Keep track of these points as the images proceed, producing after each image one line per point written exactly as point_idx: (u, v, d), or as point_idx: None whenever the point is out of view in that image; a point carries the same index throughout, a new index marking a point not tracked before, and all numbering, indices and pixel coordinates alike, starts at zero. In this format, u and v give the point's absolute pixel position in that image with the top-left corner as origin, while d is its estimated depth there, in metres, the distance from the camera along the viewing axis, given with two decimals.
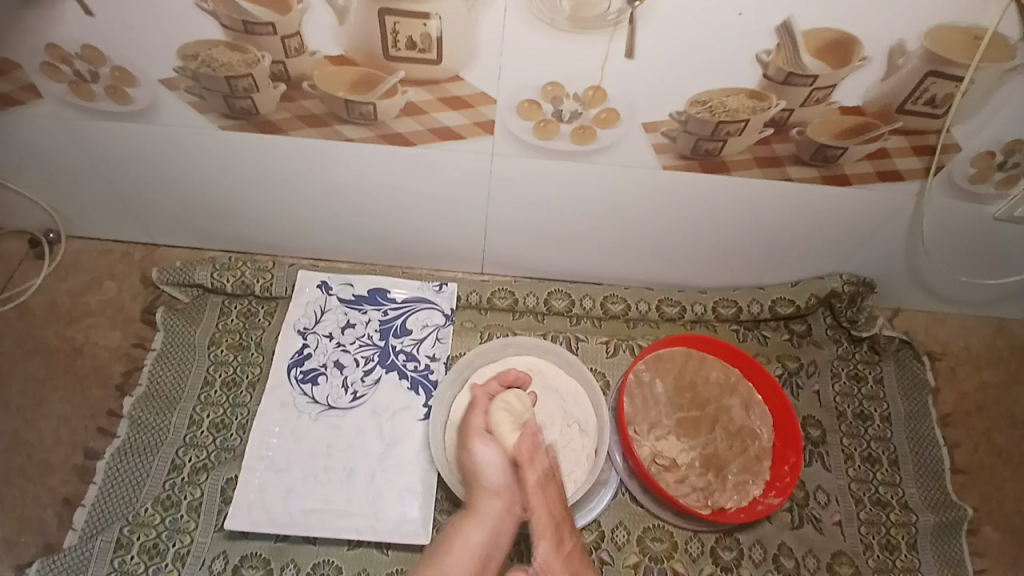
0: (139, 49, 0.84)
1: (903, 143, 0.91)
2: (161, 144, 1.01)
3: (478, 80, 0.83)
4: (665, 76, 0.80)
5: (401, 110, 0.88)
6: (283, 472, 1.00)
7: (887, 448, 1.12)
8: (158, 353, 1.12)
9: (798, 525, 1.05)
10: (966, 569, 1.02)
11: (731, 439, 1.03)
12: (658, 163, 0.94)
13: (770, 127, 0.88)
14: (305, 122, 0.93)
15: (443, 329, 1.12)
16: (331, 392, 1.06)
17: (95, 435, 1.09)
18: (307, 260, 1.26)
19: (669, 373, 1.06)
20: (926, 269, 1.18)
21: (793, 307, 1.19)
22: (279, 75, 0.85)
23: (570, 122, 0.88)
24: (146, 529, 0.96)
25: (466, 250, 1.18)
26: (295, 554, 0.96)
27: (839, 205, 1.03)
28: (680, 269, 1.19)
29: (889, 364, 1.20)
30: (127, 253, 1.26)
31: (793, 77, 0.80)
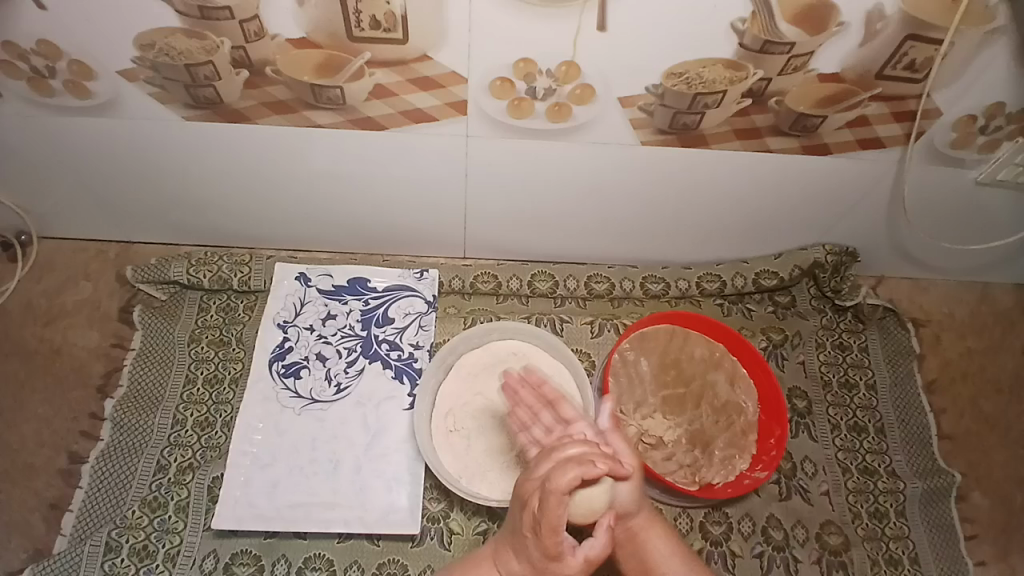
0: (95, 39, 0.81)
1: (882, 110, 0.90)
2: (126, 138, 0.98)
3: (448, 60, 0.80)
4: (640, 49, 0.78)
5: (371, 93, 0.85)
6: (268, 468, 0.98)
7: (873, 416, 1.13)
8: (137, 352, 1.10)
9: (786, 497, 1.05)
10: (955, 533, 1.04)
11: (717, 415, 1.02)
12: (638, 139, 0.92)
13: (748, 98, 0.86)
14: (272, 109, 0.90)
15: (426, 316, 1.10)
16: (314, 385, 1.05)
17: (77, 438, 1.07)
18: (285, 252, 1.24)
19: (654, 350, 1.05)
20: (909, 236, 1.18)
21: (776, 279, 1.19)
22: (241, 61, 0.82)
23: (545, 100, 0.86)
24: (135, 531, 0.95)
25: (447, 234, 1.16)
26: (286, 549, 0.95)
27: (821, 175, 1.02)
28: (664, 245, 1.18)
29: (874, 332, 1.20)
30: (101, 251, 1.23)
31: (769, 46, 0.78)
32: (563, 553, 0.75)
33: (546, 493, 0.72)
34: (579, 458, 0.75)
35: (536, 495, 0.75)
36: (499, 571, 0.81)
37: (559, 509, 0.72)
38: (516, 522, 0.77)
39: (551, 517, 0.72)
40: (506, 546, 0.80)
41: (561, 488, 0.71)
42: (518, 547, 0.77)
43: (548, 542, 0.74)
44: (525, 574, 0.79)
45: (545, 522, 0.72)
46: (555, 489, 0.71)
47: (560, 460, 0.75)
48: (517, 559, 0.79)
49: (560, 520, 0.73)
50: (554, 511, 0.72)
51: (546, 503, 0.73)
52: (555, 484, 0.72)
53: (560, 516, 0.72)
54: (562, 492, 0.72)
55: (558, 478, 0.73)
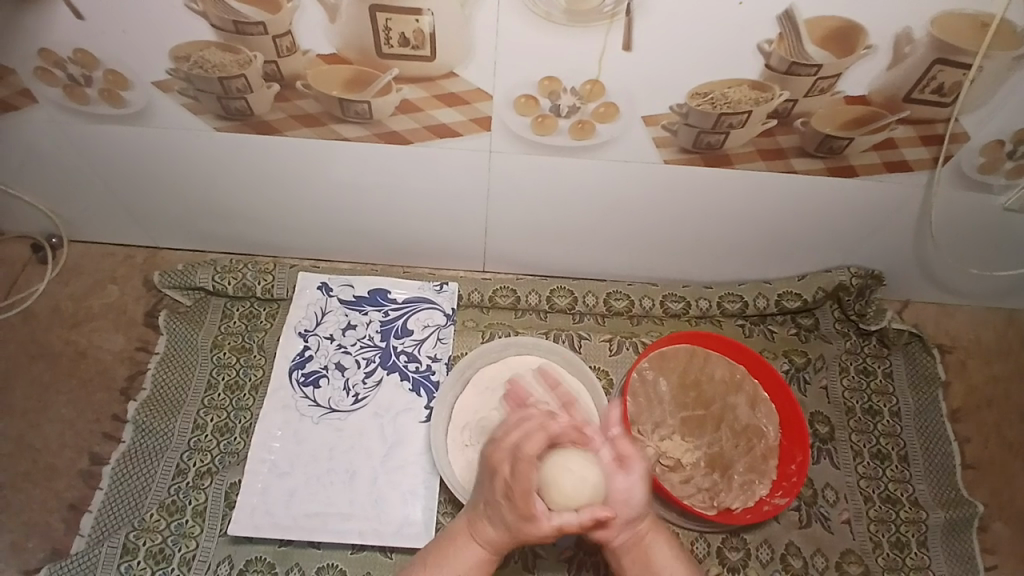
0: (133, 52, 0.83)
1: (910, 133, 0.89)
2: (159, 147, 1.01)
3: (474, 77, 0.81)
4: (664, 67, 0.78)
5: (397, 108, 0.87)
6: (285, 475, 0.99)
7: (897, 444, 1.11)
8: (161, 356, 1.12)
9: (807, 524, 1.03)
10: (976, 567, 1.01)
11: (736, 438, 1.00)
12: (661, 157, 0.92)
13: (773, 119, 0.86)
14: (301, 122, 0.92)
15: (444, 329, 1.10)
16: (332, 395, 1.05)
17: (100, 439, 1.09)
18: (308, 261, 1.25)
19: (674, 370, 1.03)
20: (935, 261, 1.16)
21: (800, 301, 1.17)
22: (272, 75, 0.84)
23: (569, 118, 0.86)
24: (151, 534, 0.96)
25: (467, 248, 1.17)
26: (299, 558, 0.95)
27: (846, 196, 1.01)
28: (685, 263, 1.17)
29: (899, 357, 1.18)
30: (128, 256, 1.26)
31: (796, 67, 0.78)
32: (537, 516, 0.78)
33: (517, 459, 0.79)
34: (546, 425, 0.82)
35: (508, 460, 0.79)
36: (476, 543, 0.81)
37: (529, 475, 0.79)
38: (488, 492, 0.80)
39: (518, 480, 0.78)
40: (477, 516, 0.82)
41: (531, 453, 0.79)
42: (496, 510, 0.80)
43: (518, 503, 0.78)
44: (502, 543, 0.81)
45: (516, 484, 0.78)
46: (528, 448, 0.80)
47: (527, 428, 0.82)
48: (492, 526, 0.81)
49: (531, 484, 0.79)
50: (524, 475, 0.78)
51: (516, 464, 0.79)
52: (527, 444, 0.80)
53: (531, 480, 0.78)
54: (529, 457, 0.79)
55: (528, 443, 0.80)
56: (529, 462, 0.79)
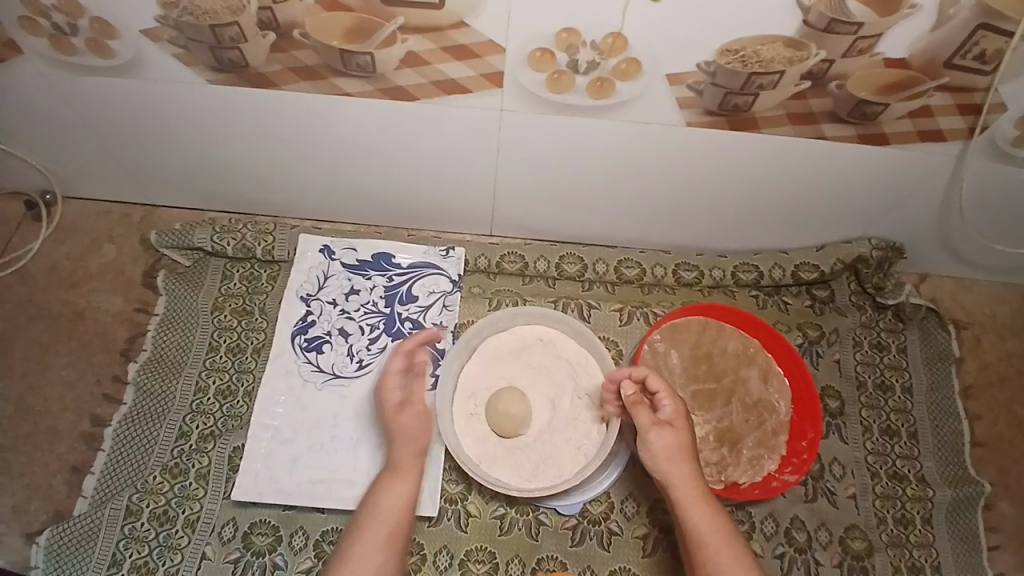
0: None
1: (947, 100, 0.83)
2: (150, 100, 0.95)
3: (486, 27, 0.75)
4: (693, 18, 0.72)
5: (402, 61, 0.81)
6: (288, 442, 0.97)
7: (906, 420, 1.09)
8: (162, 317, 1.09)
9: (812, 498, 1.02)
10: (978, 545, 1.00)
11: (747, 412, 0.97)
12: (683, 119, 0.86)
13: (807, 80, 0.80)
14: (299, 75, 0.86)
15: (450, 296, 1.07)
16: (336, 361, 1.02)
17: (101, 402, 1.07)
18: (309, 222, 1.21)
19: (686, 342, 1.00)
20: (958, 233, 1.11)
21: (817, 272, 1.13)
22: (268, 23, 0.78)
23: (587, 74, 0.80)
24: (155, 496, 0.96)
25: (475, 211, 1.13)
26: (303, 521, 0.95)
27: (873, 164, 0.95)
28: (700, 231, 1.13)
29: (913, 332, 1.14)
30: (125, 214, 1.22)
31: (836, 24, 0.72)
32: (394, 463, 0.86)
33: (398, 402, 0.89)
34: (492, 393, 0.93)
35: (395, 399, 0.90)
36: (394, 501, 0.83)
37: (407, 413, 0.89)
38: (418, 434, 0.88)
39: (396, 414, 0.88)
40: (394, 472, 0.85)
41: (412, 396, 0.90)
42: (393, 483, 0.85)
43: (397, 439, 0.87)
44: (403, 504, 0.83)
45: (396, 438, 0.87)
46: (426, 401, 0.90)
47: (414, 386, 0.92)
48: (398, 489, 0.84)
49: (411, 418, 0.88)
50: (406, 410, 0.89)
51: (400, 414, 0.89)
52: (415, 395, 0.91)
53: (399, 421, 0.88)
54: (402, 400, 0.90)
55: (413, 391, 0.91)
56: (417, 417, 0.89)
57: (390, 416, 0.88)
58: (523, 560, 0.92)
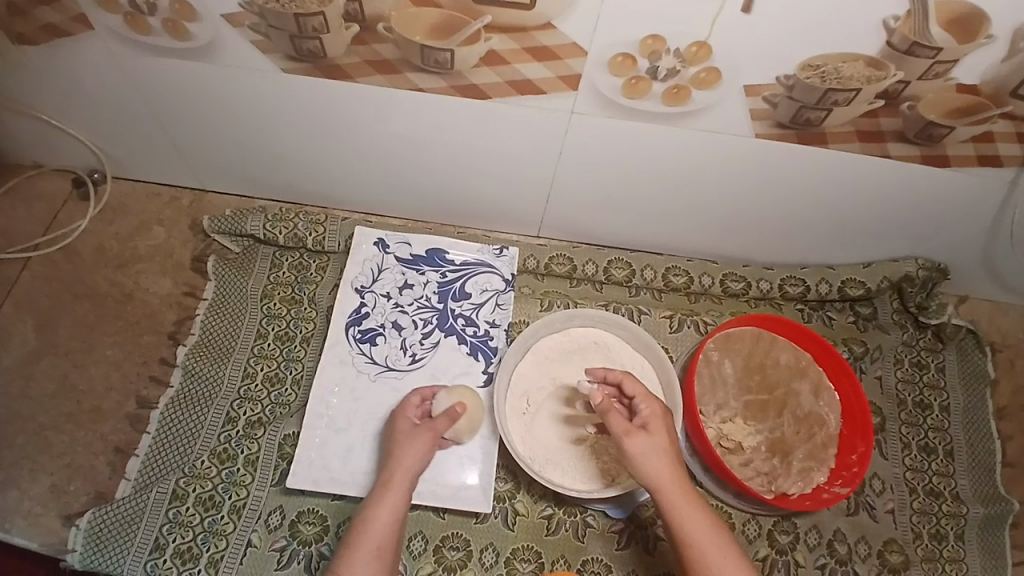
0: None
1: (1009, 128, 0.84)
2: (219, 85, 0.96)
3: (572, 31, 0.75)
4: (780, 32, 0.72)
5: (481, 59, 0.81)
6: (342, 432, 0.97)
7: (943, 438, 1.09)
8: (210, 302, 1.10)
9: (854, 512, 1.02)
10: (1005, 562, 1.01)
11: (799, 424, 0.98)
12: (753, 130, 0.87)
13: (881, 99, 0.81)
14: (375, 68, 0.86)
15: (503, 295, 1.07)
16: (390, 353, 1.02)
17: (147, 384, 1.08)
18: (358, 215, 1.22)
19: (738, 353, 1.00)
20: (1002, 257, 1.12)
21: (862, 289, 1.14)
22: (353, 15, 0.78)
23: (665, 81, 0.80)
24: (202, 481, 0.96)
25: (526, 212, 1.14)
26: (352, 513, 0.95)
27: (932, 185, 0.96)
28: (749, 242, 1.14)
29: (952, 352, 1.15)
30: (174, 198, 1.23)
31: (917, 47, 0.73)
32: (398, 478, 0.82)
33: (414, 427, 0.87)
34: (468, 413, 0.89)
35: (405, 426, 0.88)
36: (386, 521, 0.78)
37: (425, 435, 0.86)
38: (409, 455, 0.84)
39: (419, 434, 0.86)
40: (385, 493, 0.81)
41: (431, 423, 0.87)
42: (378, 498, 0.81)
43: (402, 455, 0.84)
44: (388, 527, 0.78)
45: (401, 453, 0.84)
46: (436, 427, 0.86)
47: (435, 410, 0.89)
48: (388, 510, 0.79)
49: (420, 441, 0.85)
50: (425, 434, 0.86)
51: (412, 433, 0.86)
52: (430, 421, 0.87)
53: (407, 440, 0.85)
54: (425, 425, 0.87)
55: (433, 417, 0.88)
56: (423, 441, 0.85)
57: (402, 437, 0.86)
58: (568, 560, 0.92)
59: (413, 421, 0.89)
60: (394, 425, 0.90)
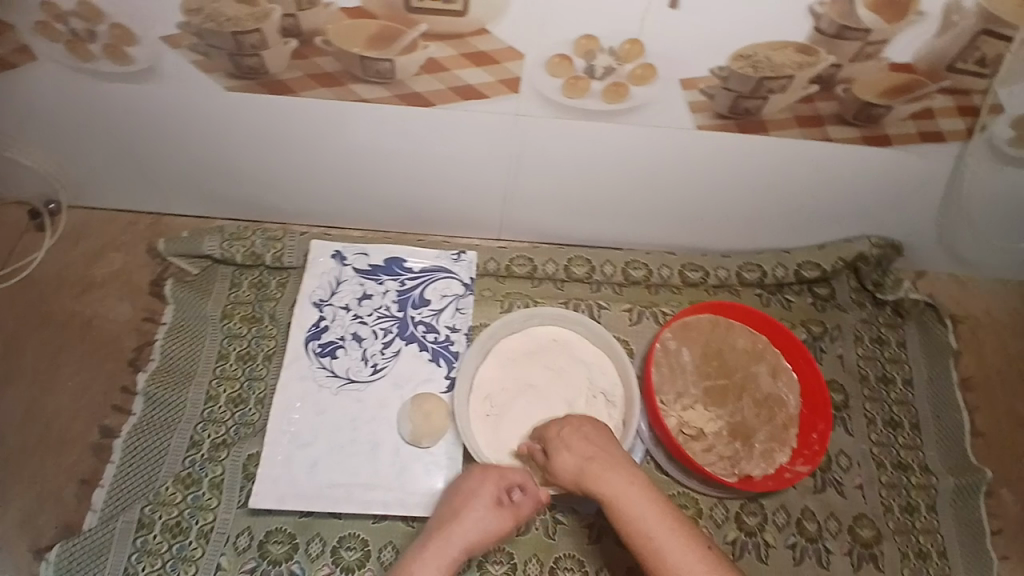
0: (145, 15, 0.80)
1: (948, 103, 0.87)
2: (167, 107, 0.96)
3: (507, 35, 0.76)
4: (710, 26, 0.74)
5: (422, 67, 0.82)
6: (307, 447, 0.96)
7: (909, 412, 1.12)
8: (169, 327, 1.08)
9: (821, 489, 1.04)
10: (983, 531, 1.03)
11: (758, 408, 0.99)
12: (694, 123, 0.88)
13: (815, 84, 0.83)
14: (317, 81, 0.87)
15: (463, 299, 1.07)
16: (351, 366, 1.01)
17: (110, 413, 1.06)
18: (317, 229, 1.22)
19: (697, 341, 1.02)
20: (953, 232, 1.15)
21: (818, 270, 1.17)
22: (290, 30, 0.79)
23: (602, 80, 0.82)
24: (168, 508, 0.95)
25: (484, 216, 1.14)
26: (320, 528, 0.94)
27: (876, 165, 0.99)
28: (706, 232, 1.16)
29: (912, 327, 1.18)
30: (131, 222, 1.21)
31: (846, 30, 0.75)
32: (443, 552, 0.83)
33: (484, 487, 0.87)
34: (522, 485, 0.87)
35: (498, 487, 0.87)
36: None
37: (477, 505, 0.86)
38: (450, 524, 0.85)
39: (477, 498, 0.86)
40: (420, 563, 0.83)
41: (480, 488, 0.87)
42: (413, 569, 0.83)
43: (450, 527, 0.85)
44: None
45: (452, 526, 0.85)
46: (517, 510, 0.86)
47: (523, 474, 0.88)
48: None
49: (469, 509, 0.86)
50: (477, 501, 0.86)
51: (483, 502, 0.86)
52: (507, 494, 0.86)
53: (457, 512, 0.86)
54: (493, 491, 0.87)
55: (505, 490, 0.87)
56: (495, 513, 0.86)
57: (455, 507, 0.87)
58: (541, 560, 0.93)
59: (504, 488, 0.87)
60: (474, 482, 0.88)
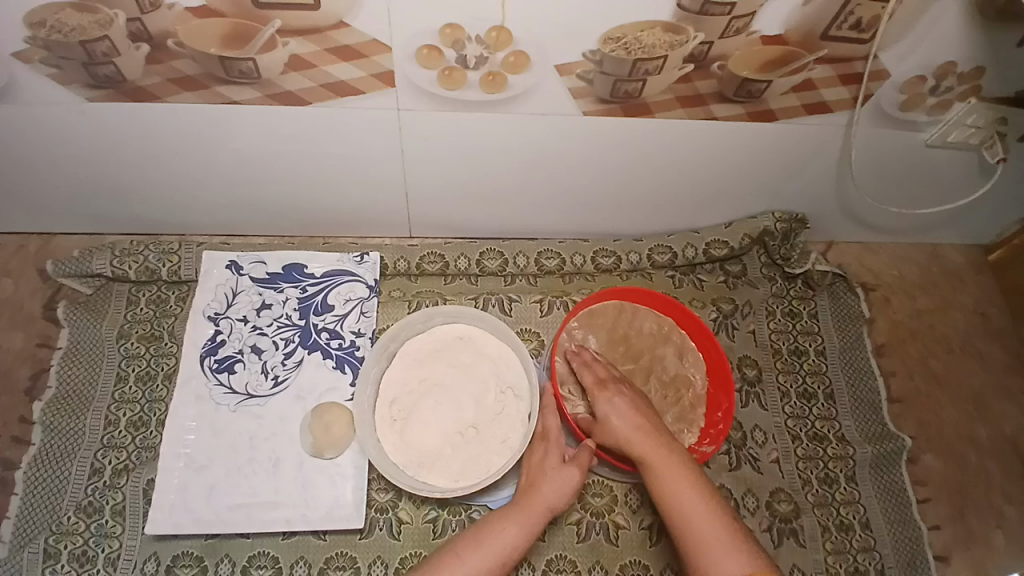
0: None
1: (828, 72, 0.86)
2: (33, 126, 0.90)
3: (367, 27, 0.73)
4: (574, 9, 0.72)
5: (287, 65, 0.78)
6: (203, 470, 0.94)
7: (822, 382, 1.14)
8: (64, 351, 1.02)
9: (736, 467, 1.05)
10: (906, 497, 1.05)
11: (665, 389, 1.00)
12: (579, 109, 0.87)
13: (690, 63, 0.82)
14: (180, 85, 0.82)
15: (367, 302, 1.05)
16: (250, 380, 0.99)
17: (8, 445, 1.01)
18: (217, 239, 1.17)
19: (602, 327, 1.02)
20: (857, 202, 1.16)
21: (727, 248, 1.17)
22: (139, 35, 0.74)
23: (478, 69, 0.79)
24: (72, 537, 0.91)
25: (390, 214, 1.12)
26: (228, 549, 0.91)
27: (771, 140, 0.99)
28: (616, 217, 1.15)
29: (824, 298, 1.19)
30: (20, 245, 1.14)
31: (709, 6, 0.73)
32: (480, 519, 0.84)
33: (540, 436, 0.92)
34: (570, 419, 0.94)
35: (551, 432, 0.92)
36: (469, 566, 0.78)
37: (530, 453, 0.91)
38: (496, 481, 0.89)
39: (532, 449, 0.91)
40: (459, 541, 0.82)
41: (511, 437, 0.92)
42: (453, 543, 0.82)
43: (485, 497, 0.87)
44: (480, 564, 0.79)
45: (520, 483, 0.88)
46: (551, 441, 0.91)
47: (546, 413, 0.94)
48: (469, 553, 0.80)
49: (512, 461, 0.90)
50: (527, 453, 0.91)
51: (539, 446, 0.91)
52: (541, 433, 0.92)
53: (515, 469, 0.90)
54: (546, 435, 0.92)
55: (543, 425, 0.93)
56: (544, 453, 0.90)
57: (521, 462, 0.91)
58: None
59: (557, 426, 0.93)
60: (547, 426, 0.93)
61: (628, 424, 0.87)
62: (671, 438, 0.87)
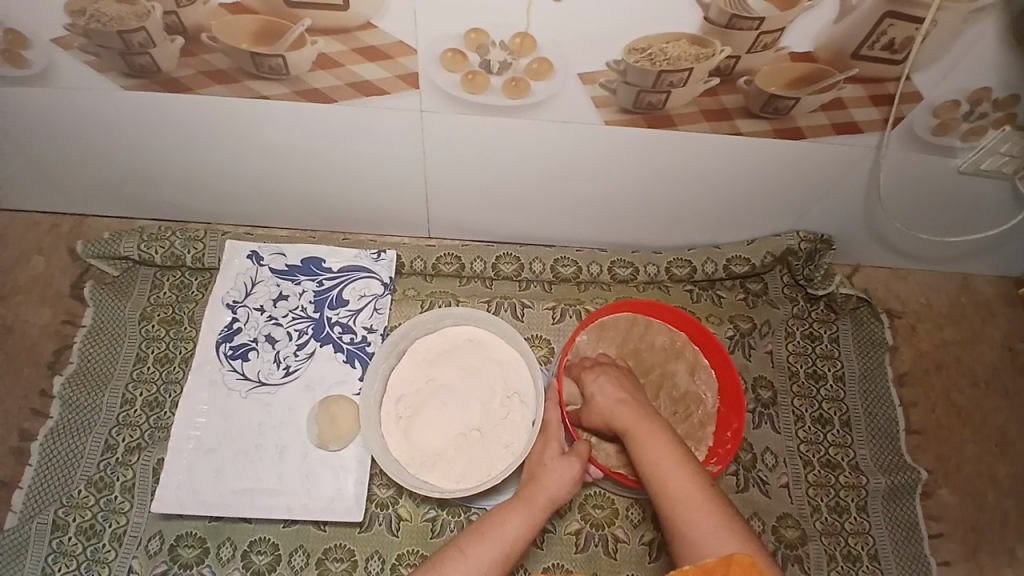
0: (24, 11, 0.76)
1: (859, 92, 0.84)
2: (72, 111, 0.93)
3: (393, 28, 0.74)
4: (599, 19, 0.72)
5: (314, 62, 0.80)
6: (211, 453, 0.96)
7: (838, 409, 1.11)
8: (88, 329, 1.06)
9: (744, 489, 1.03)
10: (919, 531, 1.03)
11: (675, 405, 0.99)
12: (601, 118, 0.87)
13: (715, 77, 0.81)
14: (211, 78, 0.84)
15: (381, 299, 1.06)
16: (262, 368, 1.01)
17: (29, 416, 1.04)
18: (242, 229, 1.20)
19: (613, 338, 1.01)
20: (885, 226, 1.13)
21: (747, 265, 1.15)
22: (174, 27, 0.77)
23: (500, 75, 0.80)
24: (81, 511, 0.93)
25: (409, 214, 1.13)
26: (231, 533, 0.93)
27: (796, 159, 0.97)
28: (635, 228, 1.14)
29: (846, 322, 1.17)
30: (54, 224, 1.19)
31: (737, 19, 0.72)
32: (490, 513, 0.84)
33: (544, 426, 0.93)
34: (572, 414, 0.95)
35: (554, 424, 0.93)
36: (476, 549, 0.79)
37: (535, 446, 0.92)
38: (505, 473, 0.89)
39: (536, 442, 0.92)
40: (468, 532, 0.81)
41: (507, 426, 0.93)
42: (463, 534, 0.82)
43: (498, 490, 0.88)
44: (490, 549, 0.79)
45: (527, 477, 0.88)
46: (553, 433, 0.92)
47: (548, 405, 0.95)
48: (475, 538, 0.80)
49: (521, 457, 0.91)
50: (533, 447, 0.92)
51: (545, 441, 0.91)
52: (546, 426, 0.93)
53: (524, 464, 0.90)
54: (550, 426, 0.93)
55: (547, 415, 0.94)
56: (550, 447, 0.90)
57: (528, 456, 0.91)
58: None
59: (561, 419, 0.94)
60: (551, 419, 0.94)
61: (610, 399, 0.89)
62: (655, 413, 0.88)
